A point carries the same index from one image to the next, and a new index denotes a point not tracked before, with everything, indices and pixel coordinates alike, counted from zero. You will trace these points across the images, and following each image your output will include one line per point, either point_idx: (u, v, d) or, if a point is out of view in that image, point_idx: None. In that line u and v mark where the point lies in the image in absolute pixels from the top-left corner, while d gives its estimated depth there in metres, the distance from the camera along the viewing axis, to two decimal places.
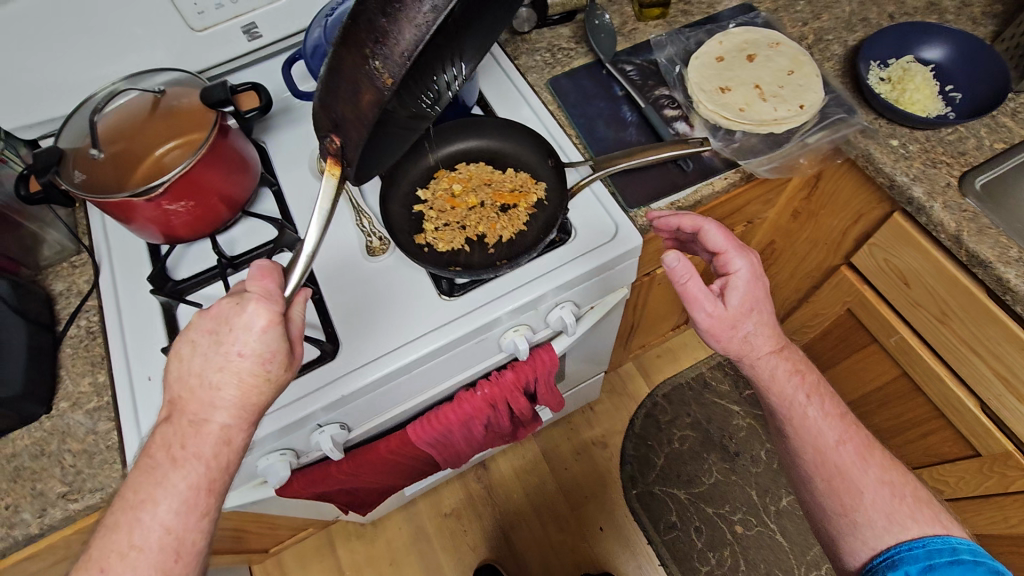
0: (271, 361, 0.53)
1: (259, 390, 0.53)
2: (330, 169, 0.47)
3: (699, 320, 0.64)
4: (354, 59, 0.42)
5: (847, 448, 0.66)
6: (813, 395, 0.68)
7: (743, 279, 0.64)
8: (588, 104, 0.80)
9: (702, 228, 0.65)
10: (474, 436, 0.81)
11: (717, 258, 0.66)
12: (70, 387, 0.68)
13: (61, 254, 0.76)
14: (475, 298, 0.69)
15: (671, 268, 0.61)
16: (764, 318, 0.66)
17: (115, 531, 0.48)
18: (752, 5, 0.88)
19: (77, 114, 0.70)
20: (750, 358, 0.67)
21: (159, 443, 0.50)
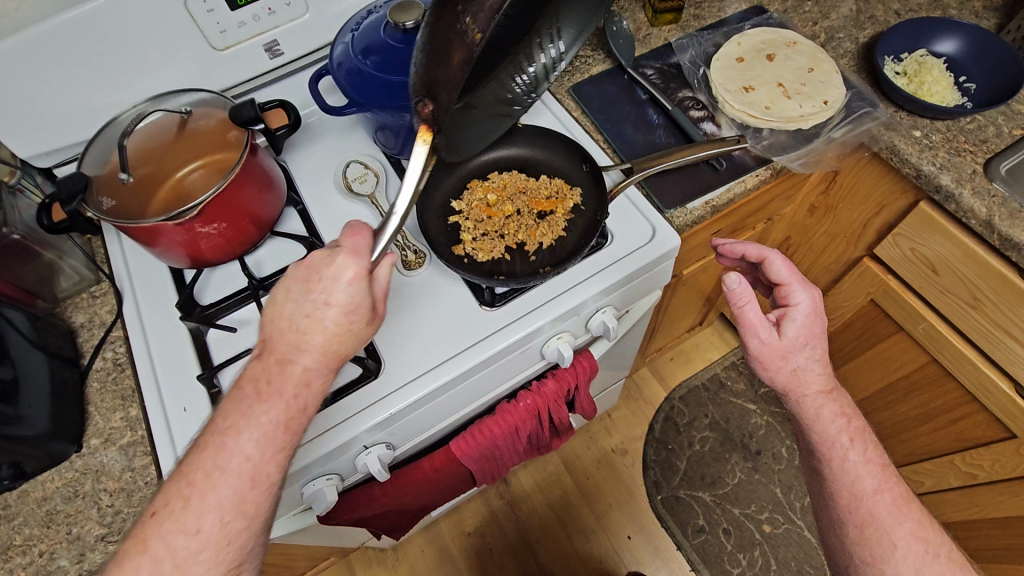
0: (355, 313, 0.53)
1: (341, 340, 0.53)
2: (422, 135, 0.46)
3: (751, 346, 0.65)
4: (445, 23, 0.43)
5: (884, 498, 0.64)
6: (858, 440, 0.66)
7: (802, 313, 0.65)
8: (613, 108, 0.81)
9: (768, 258, 0.69)
10: (517, 449, 0.79)
11: (779, 290, 0.68)
12: (101, 423, 0.65)
13: (79, 284, 0.73)
14: (519, 307, 0.68)
15: (731, 290, 0.63)
16: (817, 355, 0.66)
17: (201, 453, 0.47)
18: (763, 7, 0.90)
19: (98, 138, 0.67)
20: (797, 395, 0.67)
21: (248, 377, 0.51)
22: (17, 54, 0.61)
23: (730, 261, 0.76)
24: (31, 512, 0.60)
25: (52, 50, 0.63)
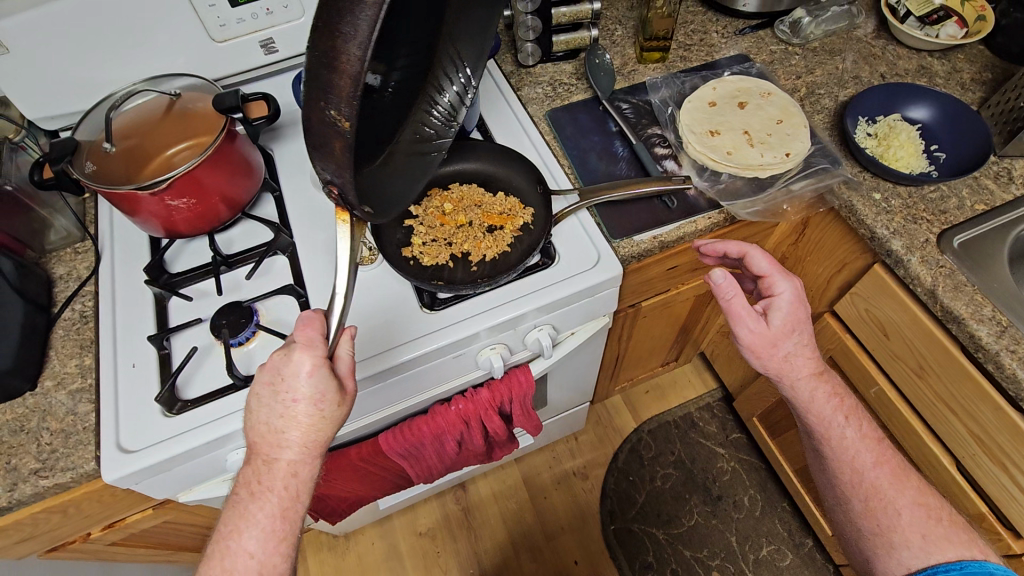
0: (324, 401, 0.53)
1: (318, 428, 0.54)
2: (340, 215, 0.55)
3: (743, 336, 0.67)
4: (316, 117, 0.45)
5: (883, 470, 0.68)
6: (851, 418, 0.70)
7: (787, 300, 0.67)
8: (582, 137, 0.84)
9: (748, 254, 0.70)
10: (445, 452, 0.82)
11: (763, 282, 0.70)
12: (57, 367, 0.71)
13: (66, 240, 0.79)
14: (456, 313, 0.71)
15: (718, 285, 0.64)
16: (805, 340, 0.68)
17: (210, 561, 0.51)
18: (748, 57, 0.93)
19: (95, 110, 0.74)
20: (790, 379, 0.69)
21: (241, 480, 0.53)
22: (38, 26, 0.69)
23: (711, 260, 0.77)
24: None
25: (67, 26, 0.71)
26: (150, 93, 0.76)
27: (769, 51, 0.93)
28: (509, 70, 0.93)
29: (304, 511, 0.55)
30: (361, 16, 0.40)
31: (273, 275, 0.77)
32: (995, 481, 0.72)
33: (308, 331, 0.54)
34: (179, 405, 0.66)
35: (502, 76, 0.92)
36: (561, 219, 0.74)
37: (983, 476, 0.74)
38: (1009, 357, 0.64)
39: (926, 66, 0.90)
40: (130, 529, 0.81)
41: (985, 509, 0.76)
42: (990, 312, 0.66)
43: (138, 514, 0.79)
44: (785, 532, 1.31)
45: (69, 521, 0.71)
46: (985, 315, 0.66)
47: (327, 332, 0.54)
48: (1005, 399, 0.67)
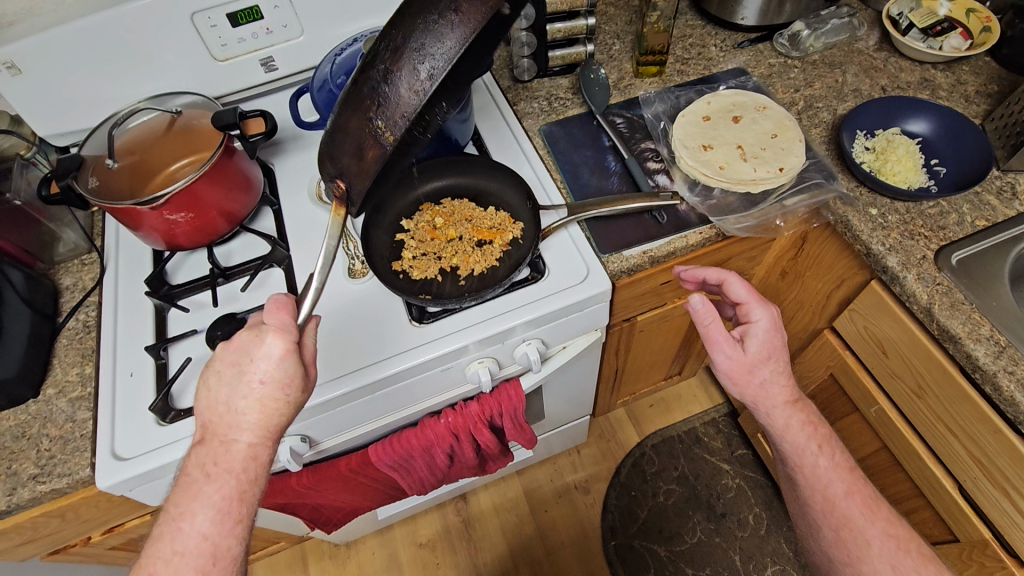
0: (289, 386, 0.55)
1: (279, 412, 0.55)
2: (337, 210, 0.59)
3: (719, 361, 0.68)
4: (361, 121, 0.55)
5: (853, 500, 0.68)
6: (825, 447, 0.70)
7: (763, 328, 0.68)
8: (575, 151, 0.85)
9: (727, 281, 0.70)
10: (434, 463, 0.82)
11: (740, 308, 0.70)
12: (59, 375, 0.73)
13: (74, 252, 0.83)
14: (443, 327, 0.71)
15: (696, 311, 0.65)
16: (781, 368, 0.69)
17: (159, 542, 0.51)
18: (746, 70, 0.93)
19: (101, 128, 0.77)
20: (766, 407, 0.70)
21: (194, 461, 0.53)
22: (48, 48, 0.73)
23: (692, 287, 0.77)
24: None
25: (75, 46, 0.74)
26: (153, 110, 0.78)
27: (768, 65, 0.93)
28: (506, 85, 0.94)
29: (258, 497, 0.54)
30: (435, 55, 0.52)
31: (269, 287, 0.78)
32: (997, 507, 0.70)
33: (278, 316, 0.56)
34: (173, 413, 0.68)
35: (499, 90, 0.93)
36: (551, 233, 0.75)
37: (984, 500, 0.71)
38: (1006, 378, 0.62)
39: (929, 78, 0.88)
40: (128, 534, 0.83)
41: (989, 535, 0.73)
42: (988, 331, 0.64)
43: (136, 520, 0.81)
44: (791, 552, 1.28)
45: (67, 526, 0.73)
46: (983, 334, 0.64)
47: (296, 318, 0.57)
48: (1001, 419, 0.65)
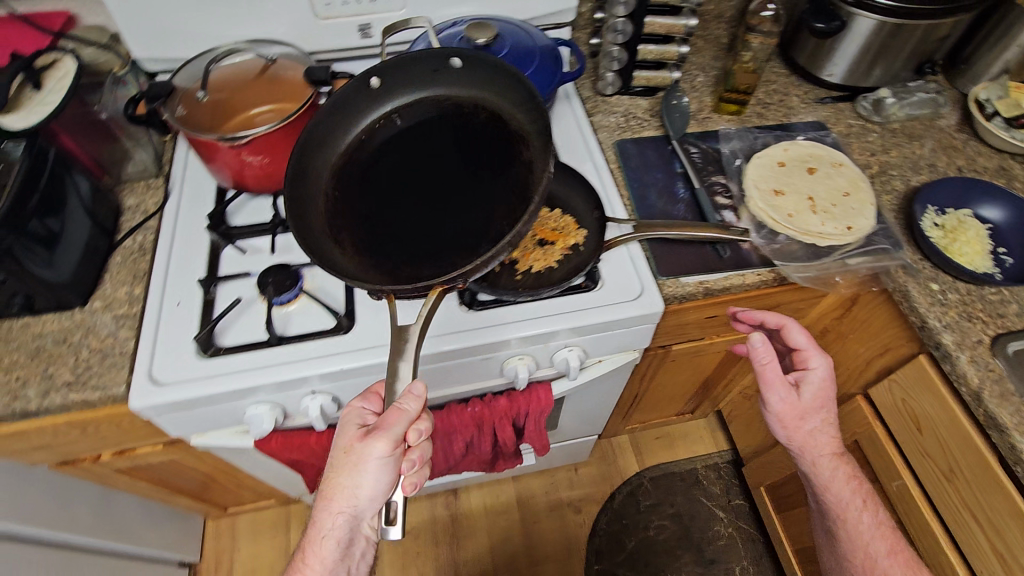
0: (339, 448, 0.56)
1: (328, 476, 0.55)
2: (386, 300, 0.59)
3: (774, 403, 0.71)
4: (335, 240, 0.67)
5: (897, 562, 0.70)
6: (870, 503, 0.73)
7: (819, 376, 0.71)
8: (647, 171, 0.85)
9: (786, 326, 0.74)
10: (452, 452, 0.82)
11: (798, 355, 0.74)
12: (108, 290, 0.73)
13: (141, 174, 0.84)
14: (491, 316, 0.73)
15: (754, 348, 0.68)
16: (831, 419, 0.72)
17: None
18: (825, 125, 0.93)
19: (199, 60, 0.80)
20: (812, 455, 0.73)
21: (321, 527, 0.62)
22: None
23: (746, 326, 0.80)
24: (25, 341, 0.68)
25: None
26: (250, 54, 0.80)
27: (847, 124, 0.94)
28: (586, 95, 0.95)
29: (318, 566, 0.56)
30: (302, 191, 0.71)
31: None
32: None
33: (373, 397, 0.59)
34: (213, 349, 0.68)
35: (578, 99, 0.94)
36: (612, 247, 0.76)
37: None
38: None
39: (1006, 167, 0.88)
40: (139, 460, 0.84)
41: None
42: None
43: (149, 447, 0.81)
44: None
45: (87, 438, 0.73)
46: None
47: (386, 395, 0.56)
48: None
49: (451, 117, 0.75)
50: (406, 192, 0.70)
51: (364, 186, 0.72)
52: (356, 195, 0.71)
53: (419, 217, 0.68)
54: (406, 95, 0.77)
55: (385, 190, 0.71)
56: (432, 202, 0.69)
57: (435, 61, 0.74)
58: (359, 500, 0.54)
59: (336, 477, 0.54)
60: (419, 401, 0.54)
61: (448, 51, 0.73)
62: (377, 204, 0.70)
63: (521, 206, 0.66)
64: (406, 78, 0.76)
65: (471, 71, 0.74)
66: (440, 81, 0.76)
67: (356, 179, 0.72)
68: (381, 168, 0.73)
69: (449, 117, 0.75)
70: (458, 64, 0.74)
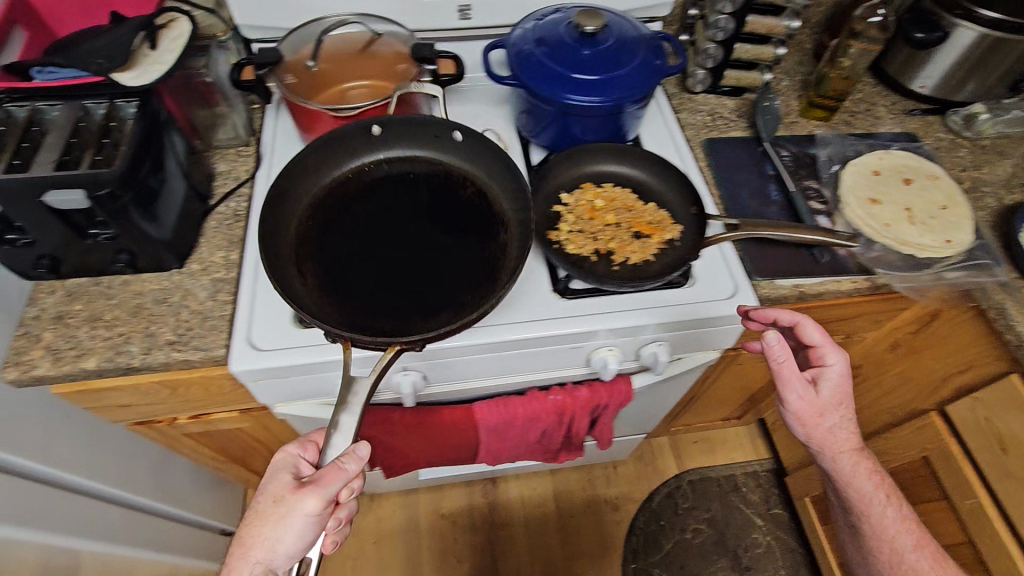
0: (269, 496, 0.57)
1: (251, 522, 0.56)
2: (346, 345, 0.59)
3: (792, 402, 0.69)
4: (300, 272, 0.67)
5: (923, 553, 0.75)
6: (891, 497, 0.77)
7: (836, 373, 0.70)
8: (738, 172, 0.85)
9: (800, 324, 0.69)
10: (526, 438, 0.82)
11: (812, 350, 0.71)
12: (205, 254, 0.73)
13: (232, 141, 0.84)
14: (585, 305, 0.72)
15: (770, 347, 0.65)
16: (849, 413, 0.71)
17: None
18: (917, 137, 0.92)
19: (309, 28, 0.79)
20: (832, 451, 0.73)
21: None
22: None
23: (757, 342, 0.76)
24: (126, 299, 0.68)
25: None
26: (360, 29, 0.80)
27: (937, 137, 0.92)
28: (673, 92, 0.95)
29: None
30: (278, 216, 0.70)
31: None
32: None
33: (309, 446, 0.65)
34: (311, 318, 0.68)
35: (664, 96, 0.94)
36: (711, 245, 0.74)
37: None
38: None
39: None
40: (214, 425, 0.84)
41: None
42: None
43: (226, 413, 0.82)
44: None
45: (175, 399, 0.74)
46: None
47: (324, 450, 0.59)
48: None
49: (435, 180, 0.76)
50: (377, 247, 0.70)
51: (340, 234, 0.71)
52: (331, 234, 0.71)
53: (393, 270, 0.68)
54: (399, 150, 0.78)
55: (360, 236, 0.71)
56: (403, 260, 0.69)
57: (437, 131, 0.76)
58: (278, 550, 0.55)
59: (259, 526, 0.55)
60: (361, 462, 0.57)
61: (453, 125, 0.75)
62: (348, 255, 0.69)
63: (489, 281, 0.67)
64: (404, 135, 0.77)
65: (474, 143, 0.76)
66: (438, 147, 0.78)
67: (333, 219, 0.72)
68: (357, 218, 0.72)
69: (437, 180, 0.76)
70: (459, 137, 0.77)
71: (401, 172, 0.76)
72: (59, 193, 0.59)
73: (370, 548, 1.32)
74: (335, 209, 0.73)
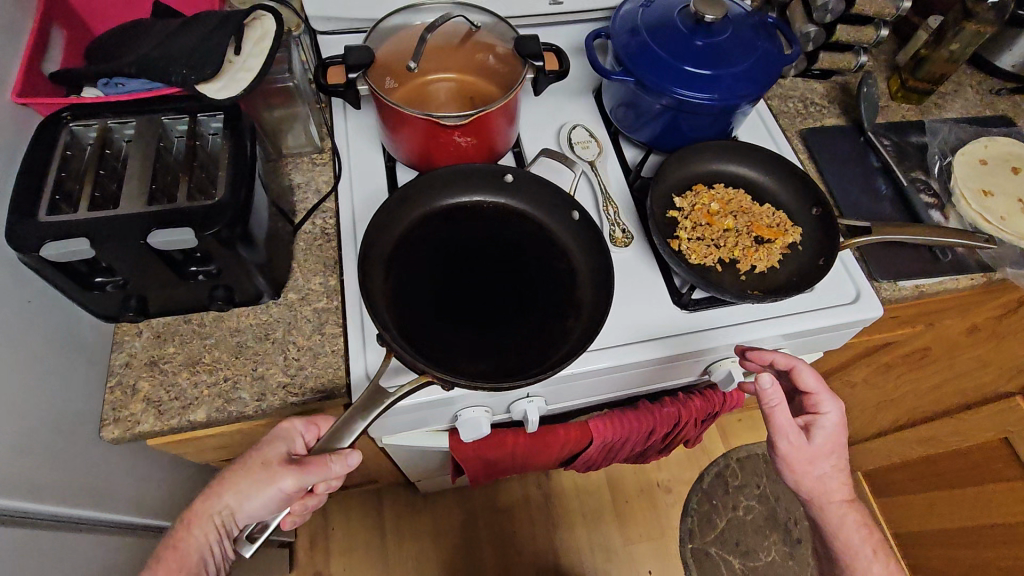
0: (258, 455, 0.57)
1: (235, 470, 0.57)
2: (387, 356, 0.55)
3: (781, 448, 0.65)
4: (383, 285, 0.63)
5: None
6: (880, 552, 0.68)
7: (831, 421, 0.66)
8: (843, 165, 0.81)
9: (797, 369, 0.65)
10: (631, 448, 0.80)
11: (807, 397, 0.67)
12: (300, 281, 0.66)
13: (303, 147, 0.75)
14: (710, 317, 0.68)
15: (764, 390, 0.60)
16: (841, 464, 0.67)
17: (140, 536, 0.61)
18: (1011, 120, 0.89)
19: (396, 21, 0.71)
20: (821, 500, 0.68)
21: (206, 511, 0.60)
22: None
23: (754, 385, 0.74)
24: (223, 338, 0.62)
25: None
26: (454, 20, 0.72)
27: None
28: None
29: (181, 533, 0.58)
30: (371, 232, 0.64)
31: None
32: None
33: (313, 428, 0.59)
34: None
35: None
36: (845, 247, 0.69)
37: None
38: None
39: None
40: None
41: None
42: None
43: None
44: None
45: None
46: None
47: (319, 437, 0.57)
48: None
49: (534, 246, 0.68)
50: (459, 295, 0.64)
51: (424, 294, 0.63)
52: (414, 277, 0.64)
53: (472, 323, 0.62)
54: (517, 206, 0.70)
55: (443, 288, 0.64)
56: (481, 313, 0.63)
57: (562, 205, 0.68)
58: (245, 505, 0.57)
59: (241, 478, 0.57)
60: (346, 469, 0.56)
61: (575, 203, 0.67)
62: (433, 314, 0.62)
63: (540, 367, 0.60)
64: (523, 193, 0.70)
65: (584, 226, 0.67)
66: (547, 218, 0.70)
67: (412, 267, 0.65)
68: (454, 277, 0.65)
69: (536, 248, 0.68)
70: (576, 219, 0.68)
71: (493, 227, 0.69)
72: (164, 231, 0.51)
73: (430, 546, 1.31)
74: (412, 257, 0.66)
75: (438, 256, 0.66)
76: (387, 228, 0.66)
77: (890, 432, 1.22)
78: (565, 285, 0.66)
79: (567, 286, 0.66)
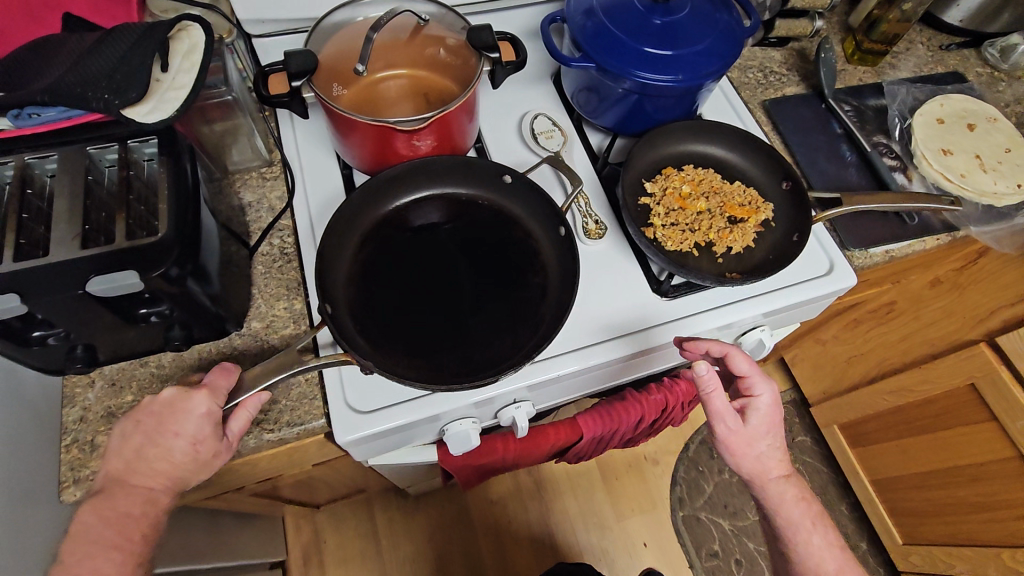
0: (201, 444, 0.51)
1: (184, 468, 0.51)
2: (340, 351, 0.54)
3: (717, 430, 0.64)
4: (343, 290, 0.61)
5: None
6: (818, 523, 0.69)
7: (765, 403, 0.65)
8: (807, 134, 0.81)
9: (731, 354, 0.63)
10: (620, 437, 0.79)
11: (740, 379, 0.66)
12: (264, 308, 0.62)
13: (250, 162, 0.71)
14: (690, 303, 0.68)
15: (698, 377, 0.60)
16: (778, 443, 0.66)
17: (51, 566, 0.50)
18: (962, 75, 0.90)
19: (335, 18, 0.66)
20: (760, 477, 0.67)
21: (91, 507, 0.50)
22: None
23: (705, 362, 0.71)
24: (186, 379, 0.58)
25: None
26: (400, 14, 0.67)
27: (977, 73, 0.91)
28: None
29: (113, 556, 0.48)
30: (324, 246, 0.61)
31: None
32: None
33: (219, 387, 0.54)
34: None
35: None
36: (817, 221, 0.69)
37: None
38: None
39: None
40: (284, 481, 0.76)
41: None
42: None
43: (299, 469, 0.73)
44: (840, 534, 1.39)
45: (256, 471, 0.65)
46: None
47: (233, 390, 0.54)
48: None
49: (514, 251, 0.65)
50: (421, 286, 0.62)
51: (398, 291, 0.61)
52: (382, 282, 0.62)
53: (437, 311, 0.60)
54: (513, 210, 0.67)
55: (415, 284, 0.62)
56: (446, 301, 0.61)
57: (549, 218, 0.65)
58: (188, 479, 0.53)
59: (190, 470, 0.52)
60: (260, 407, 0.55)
61: (563, 221, 0.63)
62: (400, 306, 0.61)
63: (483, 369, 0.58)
64: (504, 196, 0.67)
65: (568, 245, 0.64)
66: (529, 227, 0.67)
67: (378, 269, 0.63)
68: (423, 274, 0.63)
69: (519, 252, 0.65)
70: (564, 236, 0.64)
71: (459, 225, 0.66)
72: (103, 278, 0.47)
73: (426, 546, 1.30)
74: (380, 257, 0.64)
75: (401, 260, 0.64)
76: (353, 222, 0.64)
77: (861, 385, 1.26)
78: (525, 277, 0.64)
79: (526, 280, 0.64)
